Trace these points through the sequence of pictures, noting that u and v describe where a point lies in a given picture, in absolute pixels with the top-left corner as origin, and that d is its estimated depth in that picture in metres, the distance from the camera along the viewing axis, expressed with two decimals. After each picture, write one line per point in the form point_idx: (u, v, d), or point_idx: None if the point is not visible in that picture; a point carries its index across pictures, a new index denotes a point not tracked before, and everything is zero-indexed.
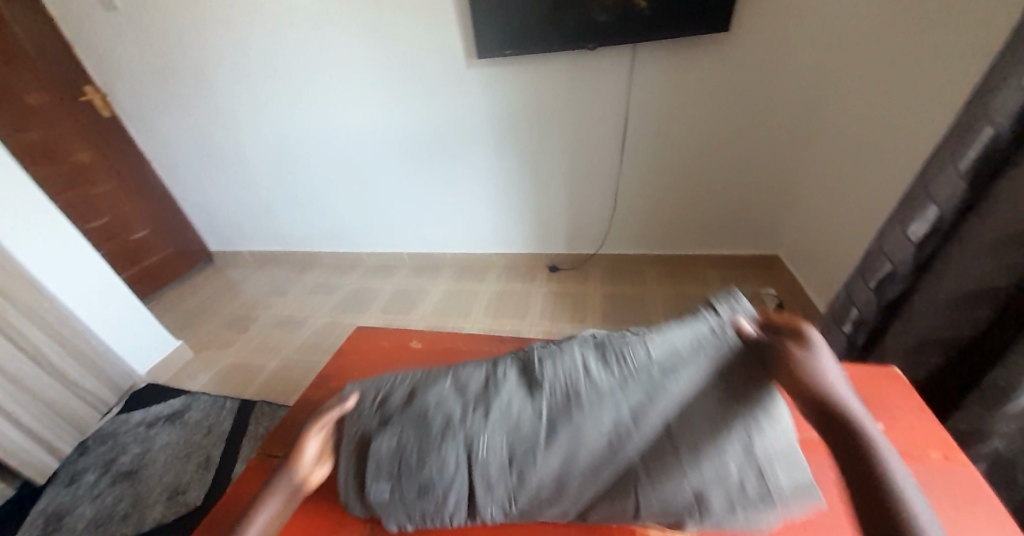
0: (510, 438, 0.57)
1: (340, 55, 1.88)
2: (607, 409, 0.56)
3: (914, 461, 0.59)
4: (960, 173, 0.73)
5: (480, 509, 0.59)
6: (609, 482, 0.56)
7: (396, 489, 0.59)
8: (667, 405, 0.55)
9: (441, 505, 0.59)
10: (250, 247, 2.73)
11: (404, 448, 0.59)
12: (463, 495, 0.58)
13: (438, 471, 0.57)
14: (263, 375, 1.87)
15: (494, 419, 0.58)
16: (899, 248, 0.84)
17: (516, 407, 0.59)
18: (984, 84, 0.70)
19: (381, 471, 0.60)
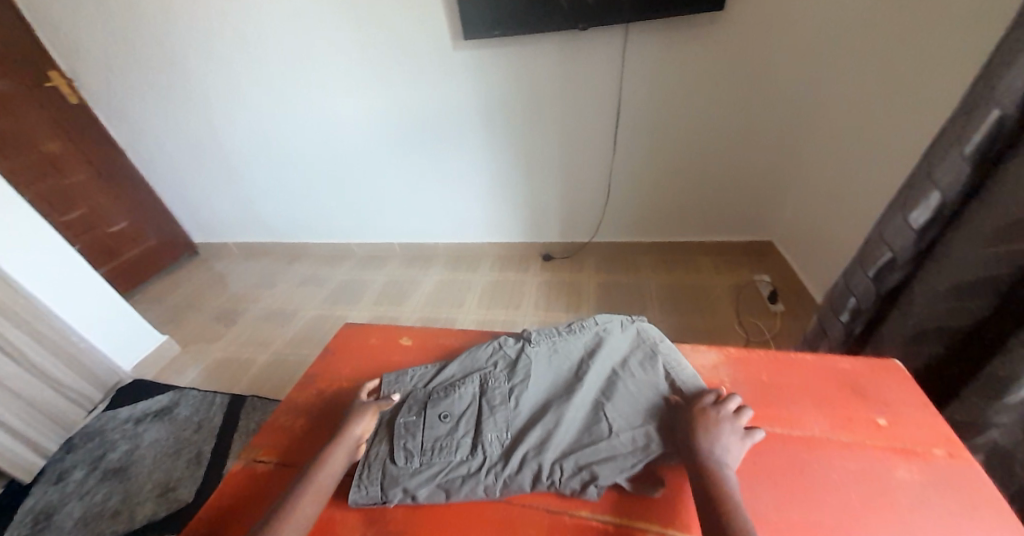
0: (512, 374, 0.76)
1: (323, 38, 1.81)
2: (580, 351, 0.77)
3: (917, 458, 0.58)
4: (966, 156, 0.69)
5: (484, 432, 0.68)
6: (586, 405, 0.69)
7: (421, 419, 0.72)
8: (613, 344, 0.77)
9: (453, 430, 0.69)
10: (236, 239, 2.67)
11: (434, 389, 0.77)
12: (472, 420, 0.70)
13: (459, 399, 0.73)
14: (251, 371, 1.83)
15: (497, 361, 0.80)
16: (900, 235, 0.81)
17: (512, 354, 0.80)
18: (991, 63, 0.66)
19: (412, 408, 0.74)
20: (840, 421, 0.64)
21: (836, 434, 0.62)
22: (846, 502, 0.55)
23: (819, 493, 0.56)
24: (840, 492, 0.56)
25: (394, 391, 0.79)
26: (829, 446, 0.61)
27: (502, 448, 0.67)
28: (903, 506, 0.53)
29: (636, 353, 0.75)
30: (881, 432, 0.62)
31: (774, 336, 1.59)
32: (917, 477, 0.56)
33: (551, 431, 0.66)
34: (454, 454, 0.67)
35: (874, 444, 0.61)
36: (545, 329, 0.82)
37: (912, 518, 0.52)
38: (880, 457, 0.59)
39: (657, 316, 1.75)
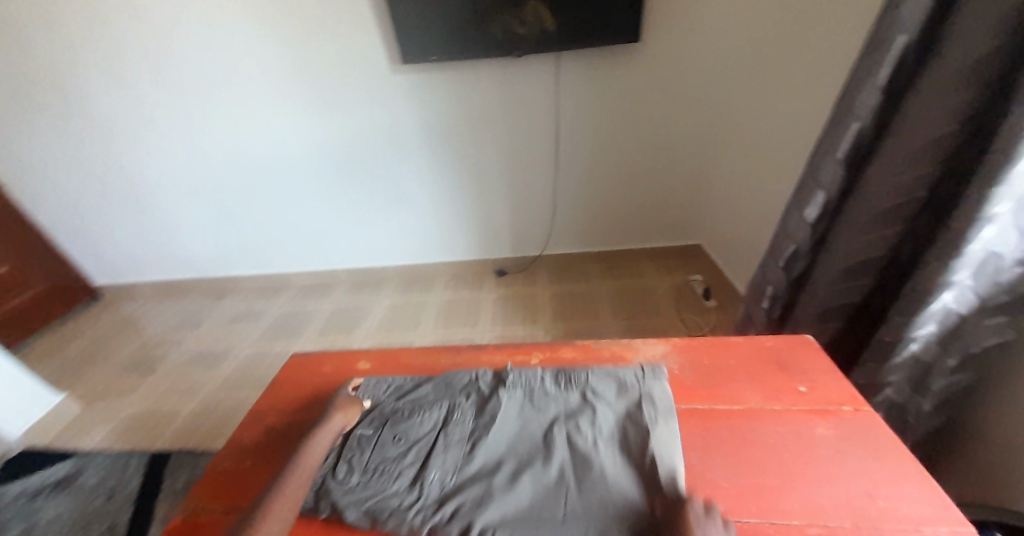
0: (480, 414, 0.71)
1: (253, 63, 1.77)
2: (559, 403, 0.70)
3: (832, 415, 0.67)
4: (839, 160, 0.82)
5: (430, 466, 0.64)
6: (547, 466, 0.61)
7: (376, 436, 0.70)
8: (605, 405, 0.68)
9: (403, 455, 0.66)
10: (149, 278, 2.41)
11: (402, 405, 0.76)
12: (425, 448, 0.67)
13: (418, 425, 0.71)
14: (176, 422, 1.64)
15: (468, 393, 0.76)
16: (799, 229, 0.94)
17: (488, 391, 0.76)
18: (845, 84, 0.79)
19: (373, 421, 0.73)
20: (770, 391, 0.72)
21: (769, 404, 0.70)
22: (783, 461, 0.62)
23: (761, 456, 0.63)
24: (777, 455, 0.63)
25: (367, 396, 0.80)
26: (764, 415, 0.69)
27: (437, 493, 0.60)
28: (827, 458, 0.61)
29: (629, 407, 0.67)
30: (803, 397, 0.71)
31: (711, 330, 1.74)
32: (834, 432, 0.65)
33: (493, 492, 0.58)
34: (393, 482, 0.62)
35: (799, 408, 0.69)
36: (532, 374, 0.77)
37: (834, 467, 0.60)
38: (804, 419, 0.67)
39: (608, 322, 1.84)
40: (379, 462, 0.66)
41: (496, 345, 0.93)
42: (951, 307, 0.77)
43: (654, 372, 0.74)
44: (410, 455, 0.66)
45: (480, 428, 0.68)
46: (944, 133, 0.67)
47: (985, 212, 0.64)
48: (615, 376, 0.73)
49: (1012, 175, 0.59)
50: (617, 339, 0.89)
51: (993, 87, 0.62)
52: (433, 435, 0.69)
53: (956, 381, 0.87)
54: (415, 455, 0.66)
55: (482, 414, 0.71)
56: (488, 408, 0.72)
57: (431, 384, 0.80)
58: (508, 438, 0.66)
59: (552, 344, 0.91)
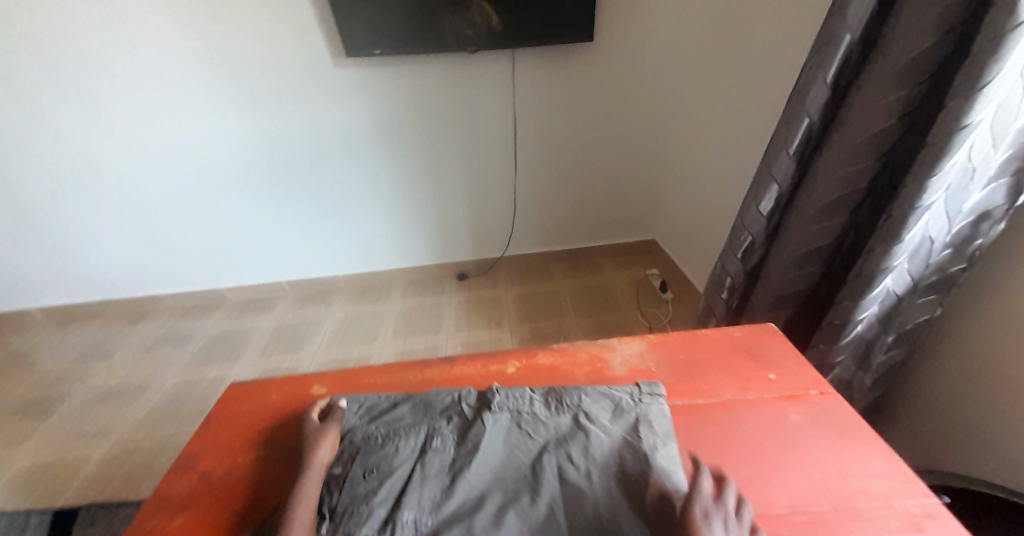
0: (462, 444, 0.66)
1: (176, 56, 1.59)
2: (548, 429, 0.66)
3: (802, 400, 0.70)
4: (791, 154, 0.87)
5: (404, 504, 0.57)
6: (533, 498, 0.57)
7: (346, 473, 0.63)
8: (600, 429, 0.64)
9: (374, 491, 0.59)
10: (48, 303, 2.08)
11: (373, 433, 0.69)
12: (400, 482, 0.61)
13: (393, 456, 0.64)
14: (91, 468, 1.42)
15: (449, 419, 0.71)
16: (754, 221, 0.99)
17: (470, 416, 0.71)
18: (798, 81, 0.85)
19: (343, 456, 0.66)
20: (744, 382, 0.74)
21: (744, 394, 0.72)
22: (762, 450, 0.63)
23: (741, 447, 0.64)
24: (757, 444, 0.64)
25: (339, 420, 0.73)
26: (741, 405, 0.70)
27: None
28: (802, 443, 0.63)
29: (624, 428, 0.64)
30: (774, 385, 0.73)
31: (670, 322, 1.79)
32: (806, 417, 0.67)
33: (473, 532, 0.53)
34: (362, 524, 0.55)
35: (771, 396, 0.71)
36: (521, 397, 0.73)
37: (810, 452, 0.62)
38: (777, 406, 0.69)
39: (573, 320, 1.85)
40: (348, 501, 0.59)
41: (469, 355, 0.88)
42: (890, 290, 0.82)
43: (652, 391, 0.71)
44: (383, 493, 0.59)
45: (463, 459, 0.63)
46: (882, 129, 0.73)
47: (921, 201, 0.69)
48: (609, 398, 0.70)
49: (945, 164, 0.64)
50: (593, 340, 0.88)
51: (924, 85, 0.67)
52: (410, 468, 0.63)
53: (894, 356, 0.95)
54: (389, 493, 0.59)
55: (465, 444, 0.66)
56: (472, 435, 0.66)
57: (408, 407, 0.74)
58: (493, 471, 0.62)
59: (527, 350, 0.88)
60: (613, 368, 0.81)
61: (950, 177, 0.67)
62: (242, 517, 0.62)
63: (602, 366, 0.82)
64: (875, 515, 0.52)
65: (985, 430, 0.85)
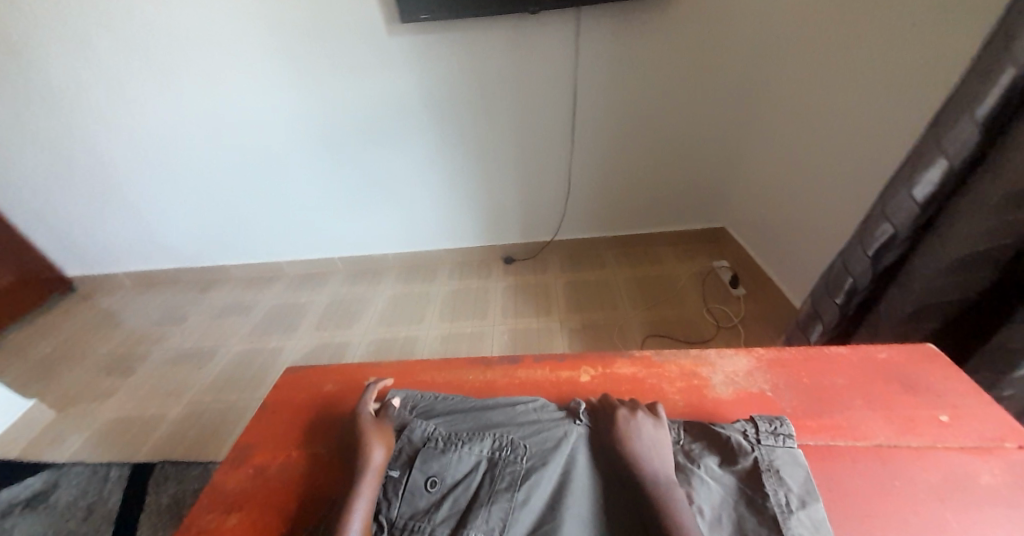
0: (538, 458, 0.53)
1: (230, 25, 1.55)
2: (646, 460, 0.52)
3: (992, 454, 0.52)
4: (978, 121, 0.67)
5: (469, 527, 0.47)
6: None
7: (405, 480, 0.55)
8: (712, 477, 0.51)
9: (436, 507, 0.51)
10: (128, 268, 2.22)
11: (434, 432, 0.59)
12: (465, 498, 0.51)
13: (456, 464, 0.54)
14: (162, 429, 1.48)
15: (522, 422, 0.59)
16: (901, 209, 0.79)
17: (545, 424, 0.59)
18: (1007, 21, 0.64)
19: (401, 456, 0.58)
20: (900, 421, 0.57)
21: (902, 439, 0.55)
22: (943, 521, 0.47)
23: (910, 511, 0.48)
24: (934, 513, 0.48)
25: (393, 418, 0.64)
26: (900, 453, 0.54)
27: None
28: (1004, 518, 0.46)
29: (744, 475, 0.51)
30: (944, 430, 0.56)
31: (742, 321, 1.58)
32: (1004, 480, 0.50)
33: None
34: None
35: (942, 444, 0.54)
36: (609, 413, 0.60)
37: (1020, 533, 0.45)
38: (955, 458, 0.52)
39: (629, 312, 1.69)
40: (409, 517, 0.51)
41: (536, 357, 0.77)
42: None
43: (779, 428, 0.54)
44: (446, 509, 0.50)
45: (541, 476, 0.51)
46: None
47: None
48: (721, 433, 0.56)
49: None
50: (684, 350, 0.73)
51: None
52: (475, 479, 0.52)
53: None
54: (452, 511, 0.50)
55: (542, 453, 0.54)
56: (550, 446, 0.55)
57: (473, 408, 0.64)
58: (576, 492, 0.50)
59: (602, 356, 0.75)
60: (714, 387, 0.67)
61: None
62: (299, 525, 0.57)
63: (700, 384, 0.68)
64: None
65: None
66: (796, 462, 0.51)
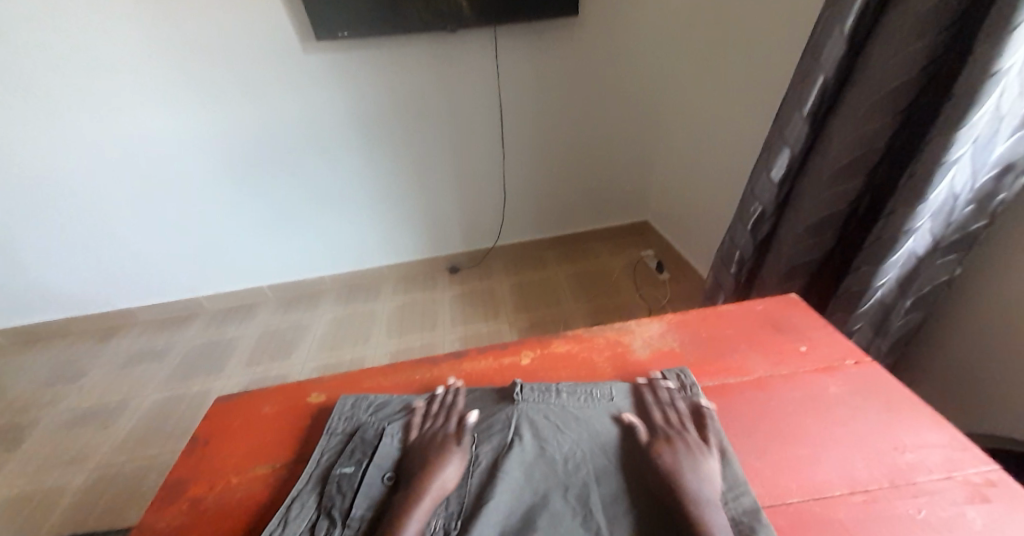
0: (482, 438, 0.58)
1: (124, 45, 1.45)
2: (580, 423, 0.58)
3: (840, 371, 0.67)
4: (805, 115, 0.84)
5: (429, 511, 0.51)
6: (575, 514, 0.49)
7: (360, 475, 0.56)
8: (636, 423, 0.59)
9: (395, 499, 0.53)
10: (7, 324, 1.93)
11: (387, 430, 0.61)
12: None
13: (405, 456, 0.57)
14: (68, 499, 1.31)
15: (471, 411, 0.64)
16: (765, 189, 0.95)
17: (489, 410, 0.62)
18: (811, 35, 0.82)
19: (355, 454, 0.59)
20: (777, 357, 0.70)
21: (778, 370, 0.68)
22: (807, 428, 0.59)
23: (785, 424, 0.60)
24: (800, 421, 0.60)
25: (344, 424, 0.65)
26: (777, 381, 0.66)
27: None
28: (849, 418, 0.59)
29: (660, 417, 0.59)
30: (807, 358, 0.69)
31: (668, 302, 1.76)
32: (847, 389, 0.63)
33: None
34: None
35: (806, 369, 0.68)
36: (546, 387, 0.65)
37: (858, 426, 0.58)
38: (816, 379, 0.66)
39: (570, 307, 1.80)
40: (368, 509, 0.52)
41: (479, 349, 0.82)
42: (914, 251, 0.78)
43: (685, 382, 0.65)
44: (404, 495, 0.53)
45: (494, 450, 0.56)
46: (902, 82, 0.70)
47: (946, 157, 0.65)
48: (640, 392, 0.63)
49: (973, 116, 0.61)
50: (609, 324, 0.83)
51: (945, 31, 0.65)
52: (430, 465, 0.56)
53: (912, 319, 0.91)
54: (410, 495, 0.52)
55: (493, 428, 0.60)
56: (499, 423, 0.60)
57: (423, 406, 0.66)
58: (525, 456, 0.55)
59: (540, 340, 0.83)
60: (634, 351, 0.76)
61: (979, 128, 0.63)
62: None
63: (624, 350, 0.77)
64: (934, 487, 0.49)
65: (1007, 383, 0.83)
66: (699, 406, 0.61)
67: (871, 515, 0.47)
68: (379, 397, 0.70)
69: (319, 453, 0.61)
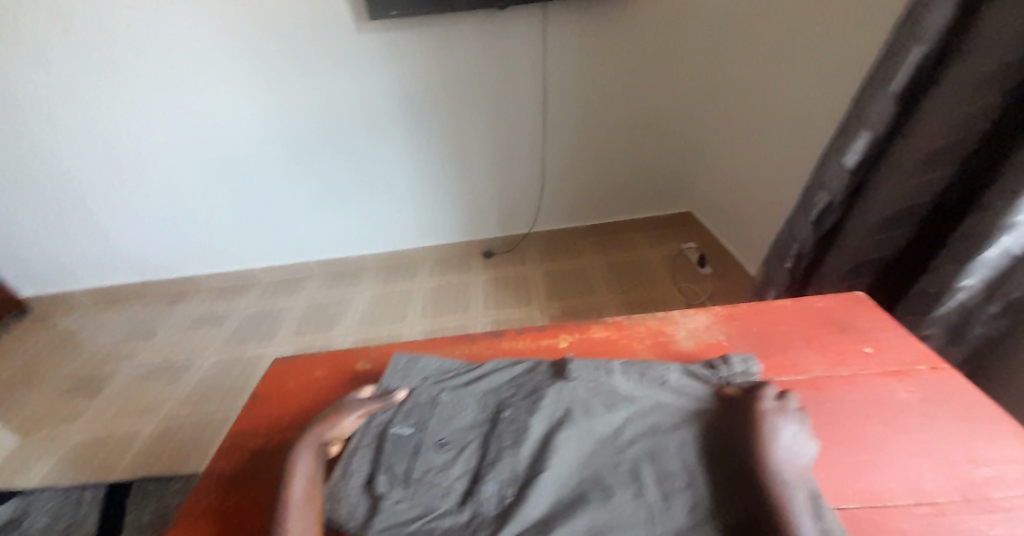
0: (532, 407, 0.58)
1: (193, 30, 1.54)
2: (632, 401, 0.57)
3: (908, 377, 0.61)
4: (890, 96, 0.77)
5: (483, 478, 0.51)
6: (629, 488, 0.48)
7: (416, 439, 0.57)
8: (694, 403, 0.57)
9: (451, 463, 0.53)
10: (90, 287, 2.13)
11: (439, 396, 0.62)
12: (475, 456, 0.54)
13: (458, 423, 0.58)
14: (140, 445, 1.45)
15: (523, 381, 0.64)
16: (834, 178, 0.89)
17: (540, 382, 0.62)
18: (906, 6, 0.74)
19: (409, 417, 0.60)
20: (836, 356, 0.66)
21: (837, 371, 0.64)
22: (868, 432, 0.55)
23: (843, 427, 0.56)
24: (859, 425, 0.56)
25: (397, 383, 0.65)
26: (834, 382, 0.62)
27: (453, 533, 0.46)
28: (918, 425, 0.55)
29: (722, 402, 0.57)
30: (869, 360, 0.65)
31: (710, 297, 1.69)
32: (917, 395, 0.59)
33: (561, 516, 0.46)
34: (442, 497, 0.50)
35: (870, 371, 0.63)
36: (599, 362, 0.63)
37: (928, 434, 0.54)
38: (881, 382, 0.61)
39: (604, 296, 1.77)
40: (424, 471, 0.53)
41: (516, 330, 0.83)
42: (1008, 251, 0.69)
43: (751, 368, 0.62)
44: (460, 461, 0.54)
45: (547, 421, 0.56)
46: (1015, 56, 0.62)
47: None
48: (697, 374, 0.61)
49: None
50: (651, 313, 0.80)
51: None
52: (483, 434, 0.57)
53: (996, 326, 0.82)
54: (466, 462, 0.53)
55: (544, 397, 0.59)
56: (550, 393, 0.59)
57: (473, 376, 0.66)
58: (577, 427, 0.54)
59: (579, 324, 0.82)
60: (678, 341, 0.74)
61: None
62: None
63: (666, 340, 0.75)
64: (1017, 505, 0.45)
65: None
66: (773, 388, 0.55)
67: (941, 529, 0.44)
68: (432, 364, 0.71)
69: (374, 406, 0.62)
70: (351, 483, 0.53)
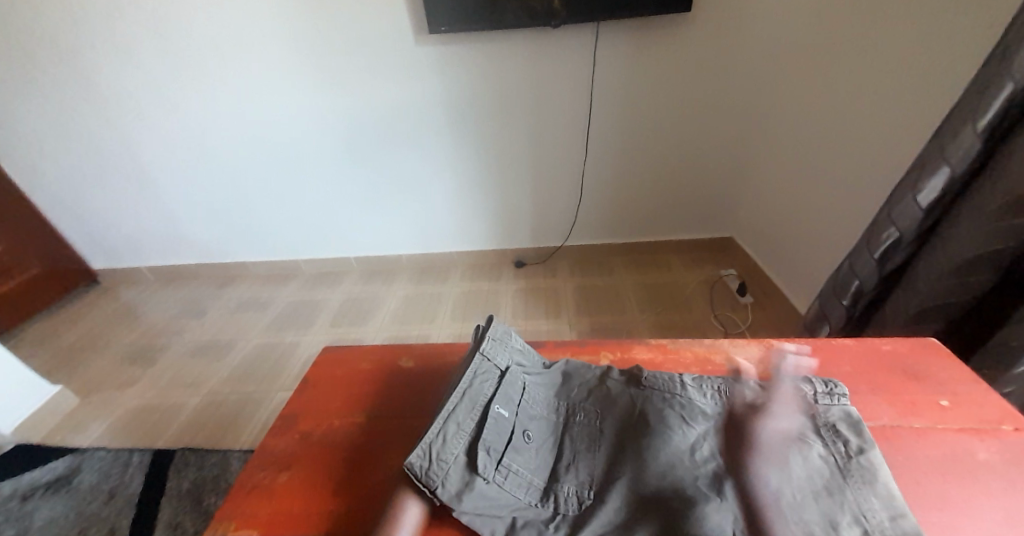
0: (607, 419, 0.61)
1: (265, 34, 1.64)
2: (707, 418, 0.59)
3: (989, 436, 0.57)
4: (977, 132, 0.72)
5: (561, 480, 0.56)
6: (709, 498, 0.49)
7: (511, 424, 0.59)
8: (776, 418, 0.58)
9: (533, 457, 0.57)
10: (150, 263, 2.29)
11: (524, 384, 0.64)
12: (551, 457, 0.59)
13: (539, 418, 0.62)
14: (184, 417, 1.52)
15: (593, 386, 0.67)
16: (905, 215, 0.84)
17: (612, 392, 0.65)
18: (1005, 39, 0.70)
19: (509, 400, 0.60)
20: (905, 406, 0.62)
21: (906, 421, 0.60)
22: (942, 493, 0.51)
23: (911, 483, 0.53)
24: (933, 483, 0.52)
25: (499, 358, 0.65)
26: (903, 433, 0.59)
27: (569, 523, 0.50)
28: (999, 491, 0.51)
29: (806, 423, 0.57)
30: (944, 413, 0.60)
31: (750, 327, 1.62)
32: (1000, 457, 0.54)
33: (641, 523, 0.50)
34: (526, 490, 0.55)
35: (943, 425, 0.59)
36: (672, 376, 0.66)
37: (1011, 503, 0.50)
38: (957, 438, 0.57)
39: (637, 316, 1.73)
40: (513, 459, 0.56)
41: (558, 343, 0.82)
42: None
43: (834, 389, 0.61)
44: (541, 457, 0.58)
45: (625, 430, 0.59)
46: None
47: None
48: (773, 392, 0.62)
49: None
50: (699, 339, 0.78)
51: None
52: (559, 434, 0.61)
53: None
54: (546, 459, 0.58)
55: (620, 408, 0.62)
56: (627, 404, 0.62)
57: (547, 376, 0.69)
58: (654, 435, 0.56)
59: (622, 343, 0.80)
60: (727, 372, 0.71)
61: None
62: (347, 483, 0.60)
63: (714, 369, 0.72)
64: None
65: None
66: (857, 418, 0.58)
67: None
68: (517, 339, 0.71)
69: (472, 375, 0.61)
70: (450, 455, 0.54)
